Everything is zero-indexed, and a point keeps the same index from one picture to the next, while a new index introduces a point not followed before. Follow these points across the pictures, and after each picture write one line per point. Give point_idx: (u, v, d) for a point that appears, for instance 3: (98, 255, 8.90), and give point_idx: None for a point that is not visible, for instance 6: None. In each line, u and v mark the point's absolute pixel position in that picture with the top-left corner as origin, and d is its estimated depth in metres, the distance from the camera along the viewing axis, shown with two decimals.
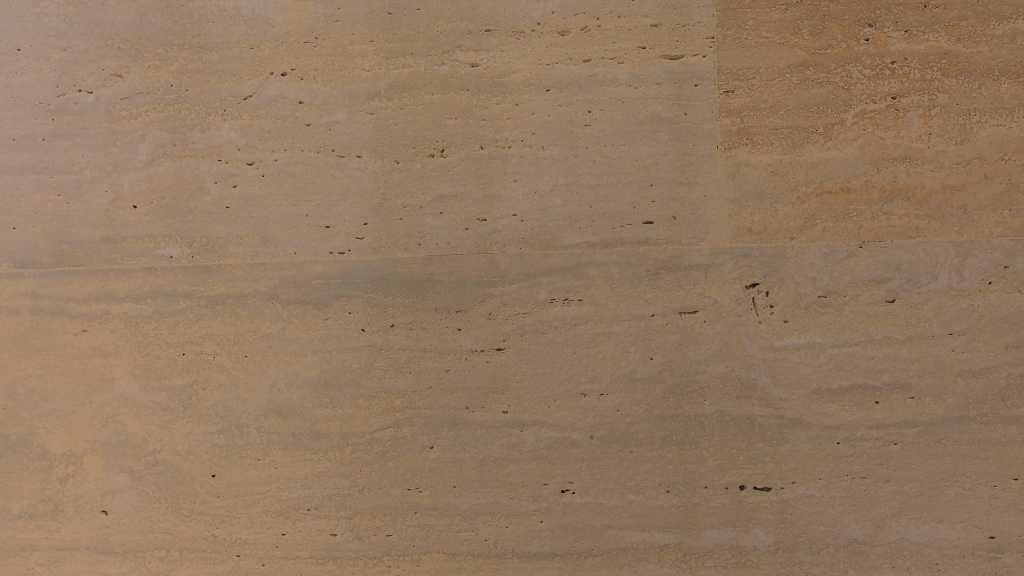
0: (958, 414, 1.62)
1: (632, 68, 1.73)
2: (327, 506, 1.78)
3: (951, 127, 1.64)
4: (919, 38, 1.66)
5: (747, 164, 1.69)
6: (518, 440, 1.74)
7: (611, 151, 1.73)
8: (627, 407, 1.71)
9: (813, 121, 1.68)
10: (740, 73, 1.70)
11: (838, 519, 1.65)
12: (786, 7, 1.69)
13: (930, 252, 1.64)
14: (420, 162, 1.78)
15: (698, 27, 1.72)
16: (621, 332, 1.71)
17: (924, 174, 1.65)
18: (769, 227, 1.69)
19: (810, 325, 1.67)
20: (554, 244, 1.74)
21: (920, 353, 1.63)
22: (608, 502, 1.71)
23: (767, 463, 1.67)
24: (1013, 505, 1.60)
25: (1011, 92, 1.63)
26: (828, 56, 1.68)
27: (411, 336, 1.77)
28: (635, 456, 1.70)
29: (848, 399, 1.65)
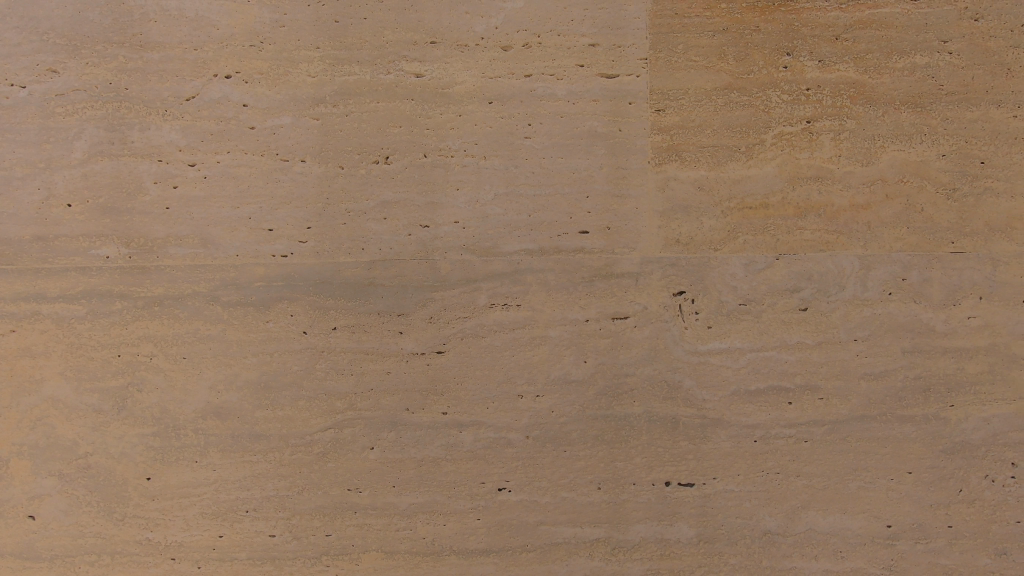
0: (860, 414, 1.77)
1: (571, 84, 1.82)
2: (265, 508, 1.79)
3: (858, 150, 1.79)
4: (831, 67, 1.80)
5: (676, 179, 1.80)
6: (456, 440, 1.79)
7: (550, 163, 1.81)
8: (561, 408, 1.79)
9: (737, 140, 1.80)
10: (670, 93, 1.81)
11: (753, 512, 1.77)
12: (713, 34, 1.81)
13: (838, 264, 1.79)
14: (364, 168, 1.82)
15: (633, 48, 1.82)
16: (556, 336, 1.80)
17: (834, 192, 1.79)
18: (695, 239, 1.80)
19: (731, 330, 1.79)
20: (494, 251, 1.81)
21: (828, 357, 1.78)
22: (542, 499, 1.79)
23: (690, 460, 1.78)
24: (908, 496, 1.76)
25: (911, 120, 1.79)
26: (751, 81, 1.81)
27: (353, 338, 1.80)
28: (568, 455, 1.79)
29: (764, 400, 1.78)
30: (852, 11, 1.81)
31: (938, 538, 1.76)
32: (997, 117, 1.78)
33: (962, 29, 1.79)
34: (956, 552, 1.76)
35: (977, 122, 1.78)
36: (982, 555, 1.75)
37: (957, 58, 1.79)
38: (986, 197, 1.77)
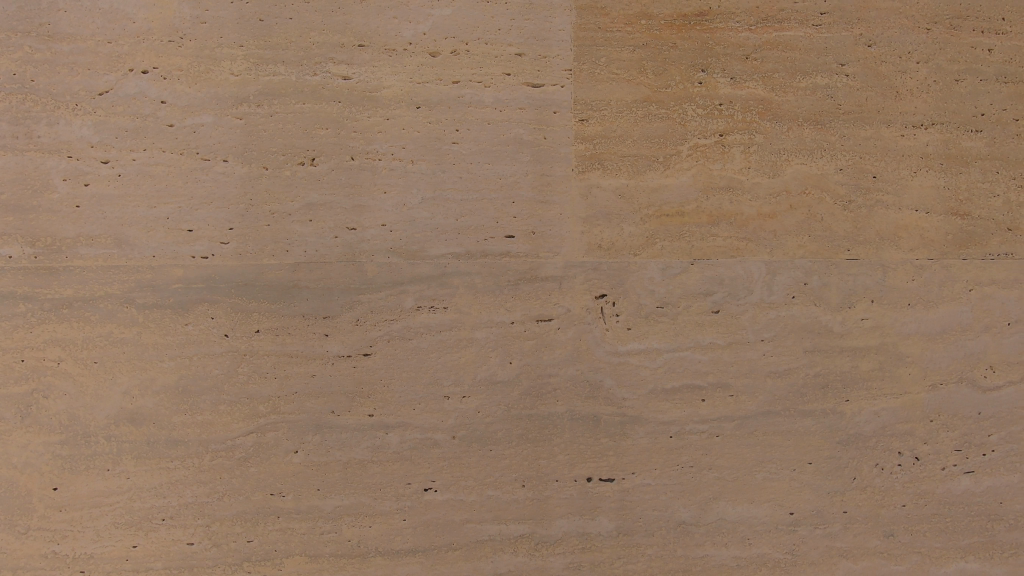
0: (767, 409, 1.89)
1: (497, 92, 1.86)
2: (183, 515, 1.75)
3: (765, 163, 1.92)
4: (742, 84, 1.92)
5: (598, 187, 1.88)
6: (382, 442, 1.81)
7: (476, 169, 1.85)
8: (487, 408, 1.83)
9: (655, 151, 1.89)
10: (593, 104, 1.88)
11: (669, 504, 1.87)
12: (634, 48, 1.89)
13: (747, 270, 1.91)
14: (289, 169, 1.81)
15: (558, 59, 1.88)
16: (482, 338, 1.84)
17: (744, 202, 1.91)
18: (616, 244, 1.88)
19: (649, 332, 1.88)
20: (420, 254, 1.83)
21: (737, 357, 1.89)
22: (468, 498, 1.83)
23: (610, 456, 1.86)
24: (808, 485, 1.90)
25: (812, 136, 1.93)
26: (668, 95, 1.90)
27: (277, 341, 1.79)
28: (493, 454, 1.83)
29: (678, 397, 1.88)
30: (761, 32, 1.93)
31: (834, 523, 1.90)
32: (888, 135, 1.94)
33: (858, 53, 1.94)
34: (850, 535, 1.90)
35: (869, 140, 1.94)
36: (873, 537, 1.91)
37: (853, 80, 1.94)
38: (877, 209, 1.93)
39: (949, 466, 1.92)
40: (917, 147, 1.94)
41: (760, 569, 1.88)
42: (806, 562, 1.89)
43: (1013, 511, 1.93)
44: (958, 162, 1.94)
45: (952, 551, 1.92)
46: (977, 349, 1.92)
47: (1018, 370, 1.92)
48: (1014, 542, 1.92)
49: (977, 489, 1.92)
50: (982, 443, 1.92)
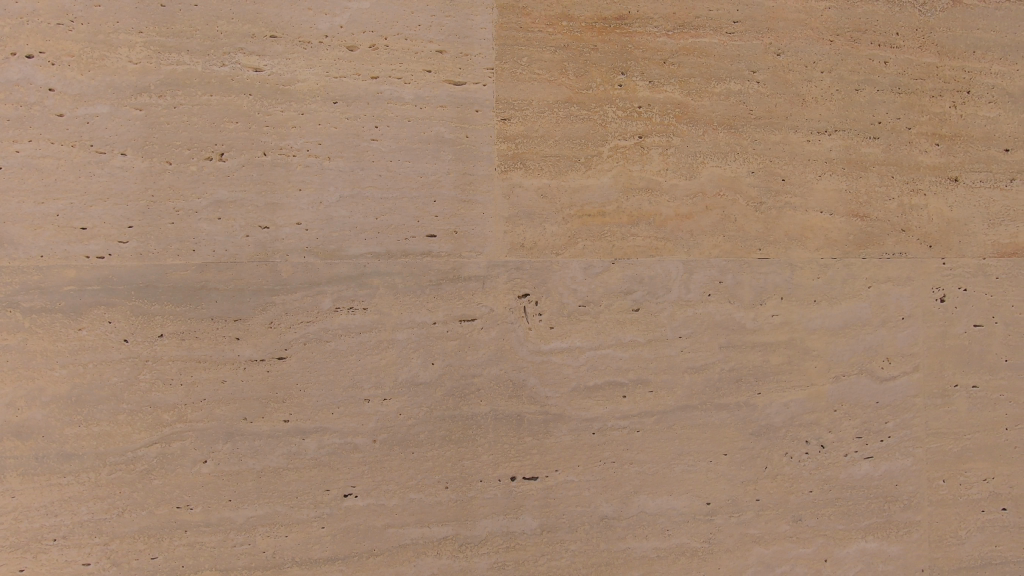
0: (685, 404, 1.96)
1: (417, 89, 1.83)
2: (77, 534, 1.67)
3: (682, 165, 1.98)
4: (659, 88, 1.97)
5: (520, 186, 1.88)
6: (299, 448, 1.75)
7: (396, 167, 1.81)
8: (409, 411, 1.80)
9: (576, 151, 1.91)
10: (515, 103, 1.88)
11: (592, 499, 1.90)
12: (555, 49, 1.91)
13: (665, 269, 1.96)
14: (196, 164, 1.72)
15: (479, 57, 1.87)
16: (404, 339, 1.81)
17: (662, 203, 1.96)
18: (538, 244, 1.89)
19: (571, 330, 1.90)
20: (338, 253, 1.78)
21: (656, 353, 1.94)
22: (390, 502, 1.79)
23: (534, 455, 1.87)
24: (723, 476, 1.97)
25: (726, 140, 2.00)
26: (589, 96, 1.93)
27: (183, 346, 1.71)
28: (415, 457, 1.81)
29: (601, 394, 1.91)
30: (677, 38, 1.99)
31: (747, 511, 1.99)
32: (795, 140, 2.04)
33: (767, 61, 2.03)
34: (762, 522, 2.00)
35: (779, 145, 2.03)
36: (783, 523, 2.01)
37: (763, 87, 2.02)
38: (786, 210, 2.03)
39: (851, 453, 2.04)
40: (821, 152, 2.04)
41: (678, 559, 1.95)
42: (721, 550, 1.97)
43: (907, 492, 2.07)
44: (858, 167, 2.06)
45: (853, 532, 2.04)
46: (874, 342, 2.05)
47: (911, 361, 2.06)
48: (908, 521, 2.07)
49: (875, 473, 2.06)
50: (880, 429, 2.06)
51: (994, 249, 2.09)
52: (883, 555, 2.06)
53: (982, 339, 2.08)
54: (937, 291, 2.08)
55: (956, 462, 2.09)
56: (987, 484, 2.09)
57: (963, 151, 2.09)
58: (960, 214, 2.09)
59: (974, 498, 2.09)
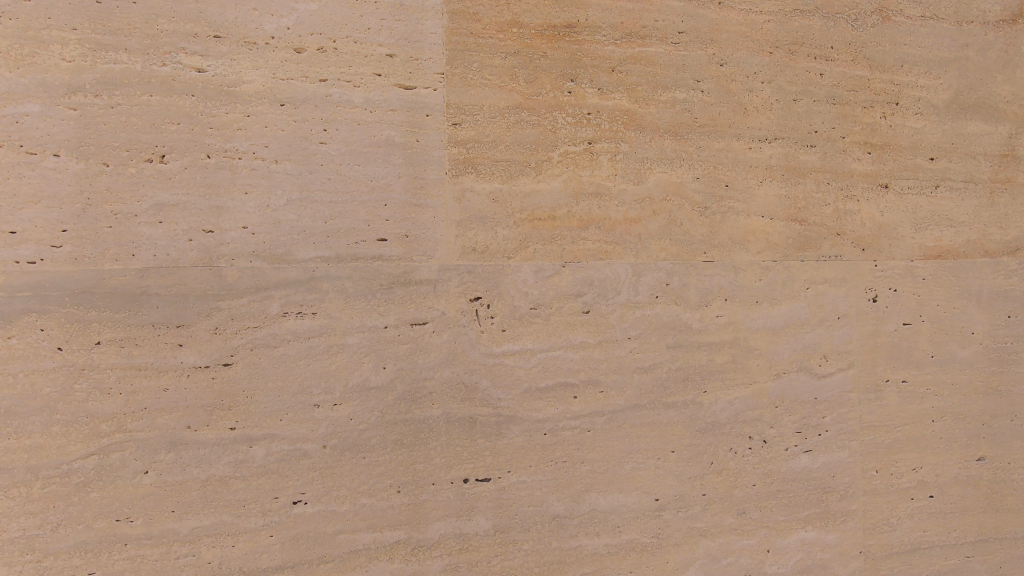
0: (634, 403, 2.01)
1: (367, 92, 1.83)
2: (9, 551, 1.62)
3: (630, 171, 2.03)
4: (608, 95, 2.01)
5: (471, 191, 1.90)
6: (246, 456, 1.72)
7: (345, 170, 1.80)
8: (360, 415, 1.80)
9: (527, 156, 1.94)
10: (466, 108, 1.90)
11: (544, 499, 1.93)
12: (505, 55, 1.93)
13: (615, 271, 2.01)
14: (135, 167, 1.68)
15: (430, 62, 1.88)
16: (354, 344, 1.80)
17: (611, 207, 2.01)
18: (490, 248, 1.91)
19: (523, 333, 1.92)
20: (286, 258, 1.76)
21: (606, 354, 1.99)
22: (341, 508, 1.78)
23: (486, 457, 1.89)
24: (671, 472, 2.04)
25: (672, 147, 2.06)
26: (539, 102, 1.96)
27: (122, 353, 1.66)
28: (367, 461, 1.80)
29: (552, 395, 1.94)
30: (625, 46, 2.03)
31: (694, 505, 2.06)
32: (737, 148, 2.11)
33: (711, 71, 2.10)
34: (708, 516, 2.07)
35: (722, 152, 2.10)
36: (728, 516, 2.08)
37: (707, 96, 2.09)
38: (729, 215, 2.10)
39: (791, 447, 2.14)
40: (762, 160, 2.13)
41: (628, 554, 2.00)
42: (670, 544, 2.03)
43: (843, 483, 2.18)
44: (796, 174, 2.16)
45: (794, 522, 2.14)
46: (812, 341, 2.15)
47: (846, 359, 2.17)
48: (844, 510, 2.18)
49: (813, 465, 2.16)
50: (818, 424, 2.16)
51: (920, 252, 2.22)
52: (821, 543, 2.17)
53: (910, 337, 2.21)
54: (869, 292, 2.19)
55: (887, 453, 2.21)
56: (915, 473, 2.22)
57: (892, 159, 2.21)
58: (890, 219, 2.21)
59: (904, 487, 2.22)
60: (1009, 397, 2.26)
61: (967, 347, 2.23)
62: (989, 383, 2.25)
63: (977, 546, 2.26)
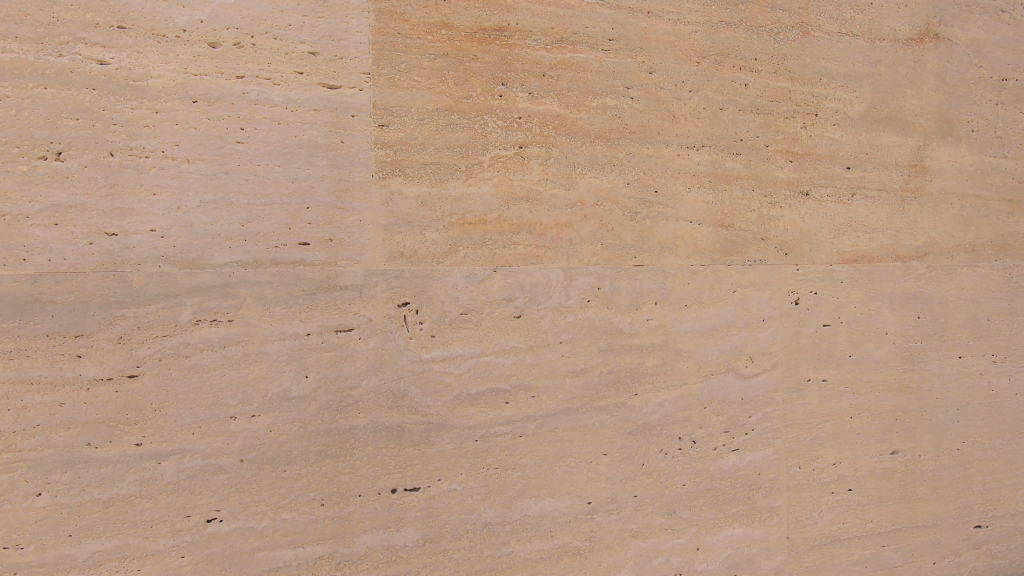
0: (566, 407, 2.01)
1: (288, 91, 1.77)
2: None
3: (562, 175, 2.03)
4: (539, 100, 2.01)
5: (399, 194, 1.86)
6: (153, 474, 1.66)
7: (264, 171, 1.74)
8: (281, 427, 1.74)
9: (457, 159, 1.92)
10: (394, 110, 1.86)
11: (475, 506, 1.92)
12: (434, 57, 1.90)
13: (547, 276, 2.00)
14: (27, 164, 1.59)
15: (355, 61, 1.83)
16: (274, 352, 1.74)
17: (542, 212, 2.01)
18: (418, 252, 1.88)
19: (453, 338, 1.90)
20: (199, 262, 1.69)
21: (538, 359, 1.99)
22: (260, 524, 1.73)
23: (416, 465, 1.86)
24: (603, 475, 2.05)
25: (603, 152, 2.08)
26: (469, 105, 1.94)
27: (12, 367, 1.59)
28: (288, 475, 1.75)
29: (483, 401, 1.93)
30: (555, 52, 2.03)
31: (626, 507, 2.08)
32: (666, 154, 2.15)
33: (640, 78, 2.13)
34: (639, 517, 2.10)
35: (652, 158, 2.13)
36: (658, 516, 2.12)
37: (637, 103, 2.12)
38: (659, 220, 2.13)
39: (719, 446, 2.19)
40: (690, 166, 2.18)
41: (561, 559, 2.01)
42: (602, 546, 2.05)
43: (768, 479, 2.26)
44: (723, 180, 2.21)
45: (722, 520, 2.19)
46: (739, 343, 2.22)
47: (771, 359, 2.25)
48: (769, 506, 2.25)
49: (740, 463, 2.22)
50: (744, 423, 2.22)
51: (838, 256, 2.33)
52: (748, 539, 2.23)
53: (830, 337, 2.30)
54: (792, 295, 2.28)
55: (809, 450, 2.30)
56: (835, 468, 2.32)
57: (813, 168, 2.31)
58: (810, 225, 2.30)
59: (825, 481, 2.31)
60: (919, 393, 2.39)
61: (881, 346, 2.35)
62: (901, 380, 2.37)
63: (892, 535, 2.38)
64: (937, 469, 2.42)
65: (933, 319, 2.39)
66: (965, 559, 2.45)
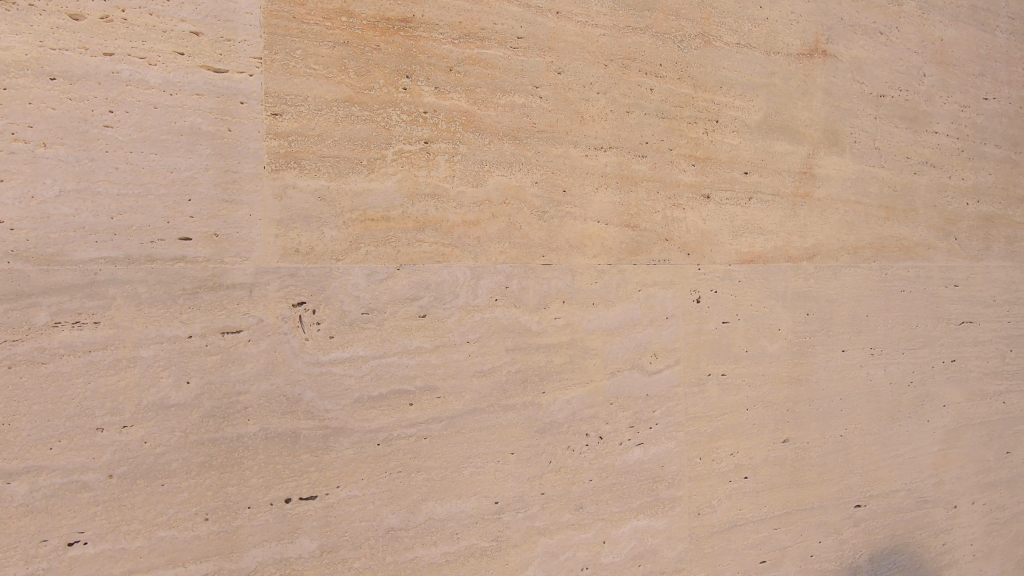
0: (473, 408, 1.99)
1: (165, 72, 1.65)
2: None
3: (469, 173, 2.00)
4: (445, 95, 1.97)
5: (294, 187, 1.77)
6: (3, 495, 1.54)
7: (137, 159, 1.62)
8: (158, 437, 1.64)
9: (358, 153, 1.84)
10: (288, 98, 1.76)
11: (377, 512, 1.87)
12: (333, 45, 1.82)
13: (453, 275, 1.97)
14: None
15: (244, 45, 1.72)
16: (149, 357, 1.63)
17: (448, 210, 1.97)
18: (315, 249, 1.79)
19: (353, 339, 1.83)
20: (59, 258, 1.57)
21: (443, 359, 1.95)
22: (133, 545, 1.63)
23: (312, 473, 1.79)
24: (510, 474, 2.05)
25: (511, 151, 2.06)
26: (371, 97, 1.86)
27: None
28: (166, 489, 1.65)
29: (386, 403, 1.88)
30: (463, 47, 2.00)
31: (533, 505, 2.09)
32: (574, 155, 2.17)
33: (549, 78, 2.13)
34: (546, 514, 2.11)
35: (560, 158, 2.14)
36: (565, 512, 2.14)
37: (545, 102, 2.12)
38: (567, 219, 2.15)
39: (624, 441, 2.24)
40: (598, 167, 2.20)
41: (467, 560, 1.99)
42: (509, 546, 2.05)
43: (671, 471, 2.34)
44: (629, 182, 2.26)
45: (627, 512, 2.25)
46: (644, 340, 2.28)
47: (674, 356, 2.33)
48: (671, 497, 2.34)
49: (645, 457, 2.29)
50: (648, 418, 2.29)
51: (736, 257, 2.44)
52: (651, 530, 2.30)
53: (728, 334, 2.42)
54: (694, 293, 2.37)
55: (709, 441, 2.40)
56: (732, 458, 2.44)
57: (713, 172, 2.41)
58: (712, 226, 2.40)
59: (723, 471, 2.43)
60: (808, 385, 2.56)
61: (774, 342, 2.50)
62: (791, 372, 2.53)
63: (783, 518, 2.54)
64: (823, 455, 2.60)
65: (820, 315, 2.57)
66: (846, 536, 2.66)
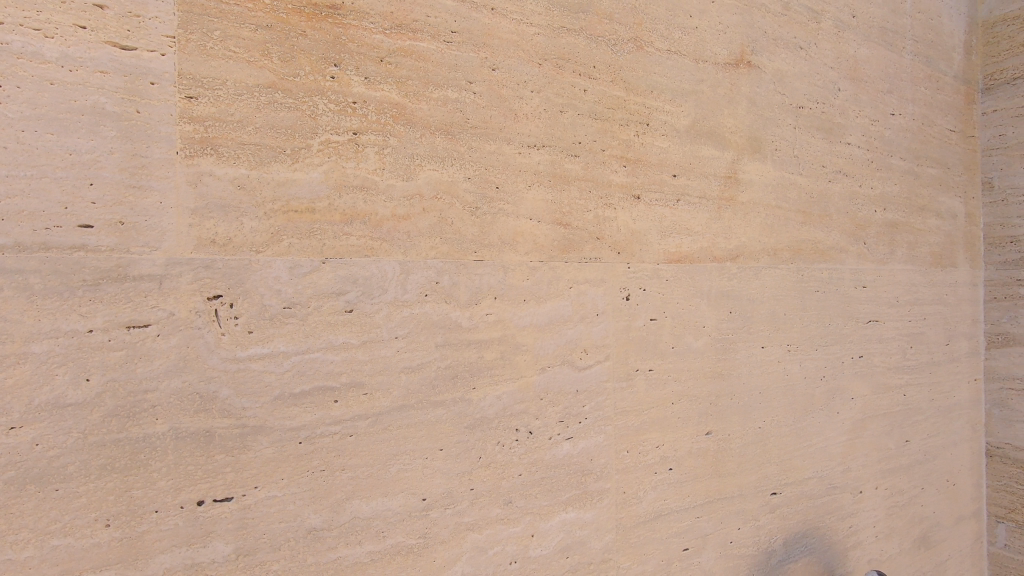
0: (401, 404, 1.97)
1: (64, 46, 1.54)
2: None
3: (399, 166, 1.96)
4: (375, 85, 1.93)
5: (210, 175, 1.69)
6: None
7: (30, 138, 1.51)
8: (52, 439, 1.54)
9: (281, 142, 1.78)
10: (205, 81, 1.68)
11: (297, 512, 1.81)
12: (255, 28, 1.75)
13: (382, 269, 1.93)
14: None
15: (155, 22, 1.63)
16: (43, 353, 1.53)
17: (377, 203, 1.93)
18: (233, 240, 1.72)
19: (274, 334, 1.77)
20: None
21: (370, 355, 1.91)
22: (21, 555, 1.51)
23: (227, 474, 1.72)
24: (439, 471, 2.04)
25: (443, 145, 2.05)
26: (295, 84, 1.80)
27: None
28: (61, 494, 1.55)
29: (309, 400, 1.82)
30: (394, 38, 1.96)
31: (462, 501, 2.09)
32: (508, 152, 2.18)
33: (483, 75, 2.13)
34: (475, 510, 2.11)
35: (493, 154, 2.15)
36: (494, 507, 2.15)
37: (479, 99, 2.12)
38: (499, 216, 2.15)
39: (554, 436, 2.28)
40: (531, 165, 2.22)
41: (393, 558, 1.97)
42: (436, 542, 2.04)
43: (599, 464, 2.39)
44: (562, 181, 2.29)
45: (555, 505, 2.29)
46: (574, 336, 2.32)
47: (603, 352, 2.39)
48: (599, 489, 2.40)
49: (574, 451, 2.33)
50: (578, 413, 2.33)
51: (665, 256, 2.53)
52: (579, 522, 2.35)
53: (656, 330, 2.50)
54: (624, 291, 2.43)
55: (636, 434, 2.48)
56: (658, 450, 2.53)
57: (644, 173, 2.48)
58: (641, 226, 2.47)
59: (649, 463, 2.51)
60: (729, 379, 2.69)
61: (699, 338, 2.60)
62: (715, 367, 2.65)
63: (705, 507, 2.65)
64: (742, 446, 2.74)
65: (742, 313, 2.70)
66: (763, 522, 2.81)
